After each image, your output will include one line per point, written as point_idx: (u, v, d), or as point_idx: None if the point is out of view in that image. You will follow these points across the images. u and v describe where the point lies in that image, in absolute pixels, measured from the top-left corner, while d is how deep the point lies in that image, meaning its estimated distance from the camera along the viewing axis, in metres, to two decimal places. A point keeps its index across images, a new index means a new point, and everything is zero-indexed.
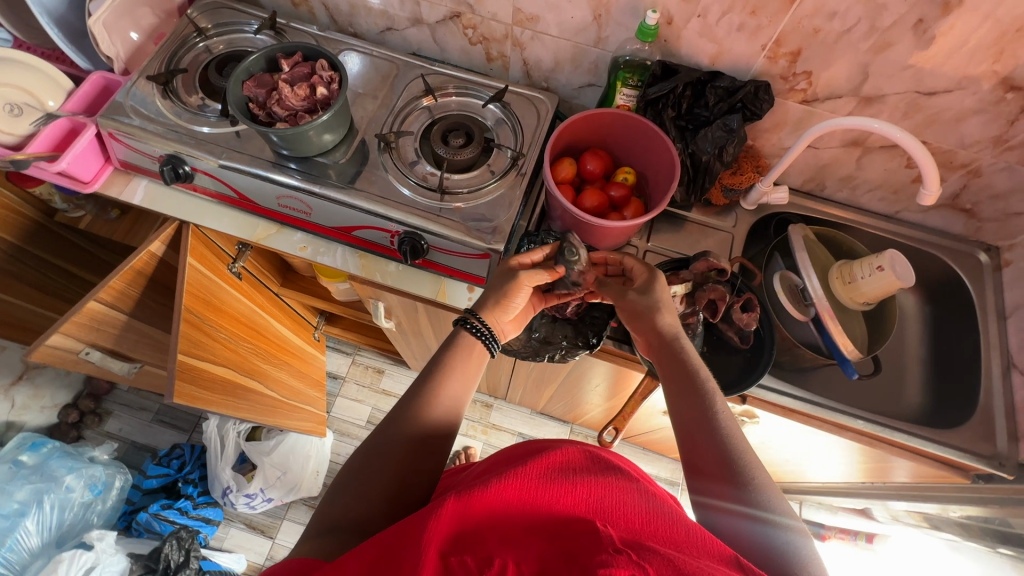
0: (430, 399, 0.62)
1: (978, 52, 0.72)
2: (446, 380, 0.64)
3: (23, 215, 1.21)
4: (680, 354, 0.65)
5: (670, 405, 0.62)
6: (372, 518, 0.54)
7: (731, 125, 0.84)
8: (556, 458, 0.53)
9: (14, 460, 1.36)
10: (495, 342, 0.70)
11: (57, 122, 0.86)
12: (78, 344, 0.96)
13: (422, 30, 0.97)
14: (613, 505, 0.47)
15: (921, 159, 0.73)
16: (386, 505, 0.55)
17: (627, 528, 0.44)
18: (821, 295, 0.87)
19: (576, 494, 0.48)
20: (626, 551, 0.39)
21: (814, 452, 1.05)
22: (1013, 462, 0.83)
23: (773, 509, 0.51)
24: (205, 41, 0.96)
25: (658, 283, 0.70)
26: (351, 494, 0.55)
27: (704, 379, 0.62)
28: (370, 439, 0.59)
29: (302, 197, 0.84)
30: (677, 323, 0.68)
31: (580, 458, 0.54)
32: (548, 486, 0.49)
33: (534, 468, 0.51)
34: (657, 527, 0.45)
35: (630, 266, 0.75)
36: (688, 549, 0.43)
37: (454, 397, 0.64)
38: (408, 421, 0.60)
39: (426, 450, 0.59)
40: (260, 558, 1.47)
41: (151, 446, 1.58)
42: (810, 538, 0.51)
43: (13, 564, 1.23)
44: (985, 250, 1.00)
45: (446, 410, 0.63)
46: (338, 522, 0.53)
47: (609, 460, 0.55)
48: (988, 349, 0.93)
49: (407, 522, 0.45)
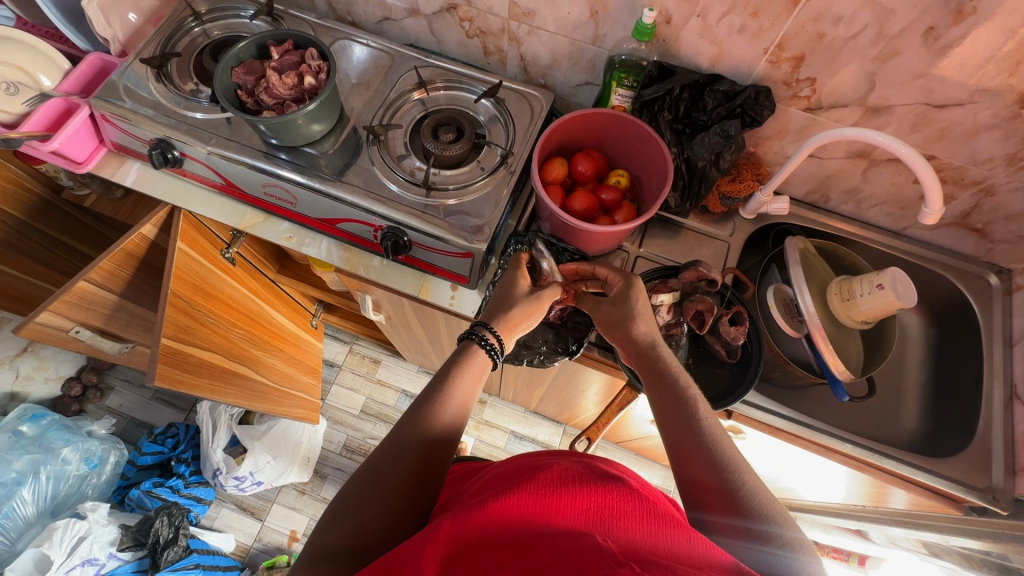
0: (434, 408, 0.60)
1: (995, 64, 0.68)
2: (454, 388, 0.62)
3: (30, 191, 1.22)
4: (659, 363, 0.63)
5: (656, 417, 0.60)
6: (370, 545, 0.51)
7: (728, 130, 0.81)
8: (554, 468, 0.50)
9: (14, 430, 1.38)
10: (500, 355, 0.67)
11: (50, 102, 0.87)
12: (68, 322, 0.97)
13: (420, 21, 0.96)
14: (614, 518, 0.44)
15: (924, 176, 0.70)
16: (385, 530, 0.52)
17: (628, 541, 0.42)
18: (814, 311, 0.84)
19: (575, 505, 0.45)
20: (630, 564, 0.38)
21: (805, 471, 1.02)
22: (1008, 497, 0.80)
23: (762, 516, 0.48)
24: (201, 25, 0.95)
25: (637, 290, 0.69)
26: (349, 523, 0.52)
27: (686, 386, 0.60)
28: (371, 459, 0.56)
29: (288, 186, 0.83)
30: (654, 330, 0.66)
31: (578, 468, 0.51)
32: (546, 497, 0.46)
33: (530, 479, 0.48)
34: (661, 540, 0.42)
35: (603, 276, 0.74)
36: (695, 562, 0.40)
37: (460, 403, 0.62)
38: (407, 435, 0.57)
39: (430, 465, 0.57)
40: (249, 538, 1.48)
41: (149, 423, 1.61)
42: (807, 538, 0.48)
43: (8, 531, 1.27)
44: (997, 272, 0.95)
45: (448, 424, 0.60)
46: (335, 550, 0.50)
47: (607, 469, 0.52)
48: (992, 377, 0.89)
49: (404, 548, 0.44)
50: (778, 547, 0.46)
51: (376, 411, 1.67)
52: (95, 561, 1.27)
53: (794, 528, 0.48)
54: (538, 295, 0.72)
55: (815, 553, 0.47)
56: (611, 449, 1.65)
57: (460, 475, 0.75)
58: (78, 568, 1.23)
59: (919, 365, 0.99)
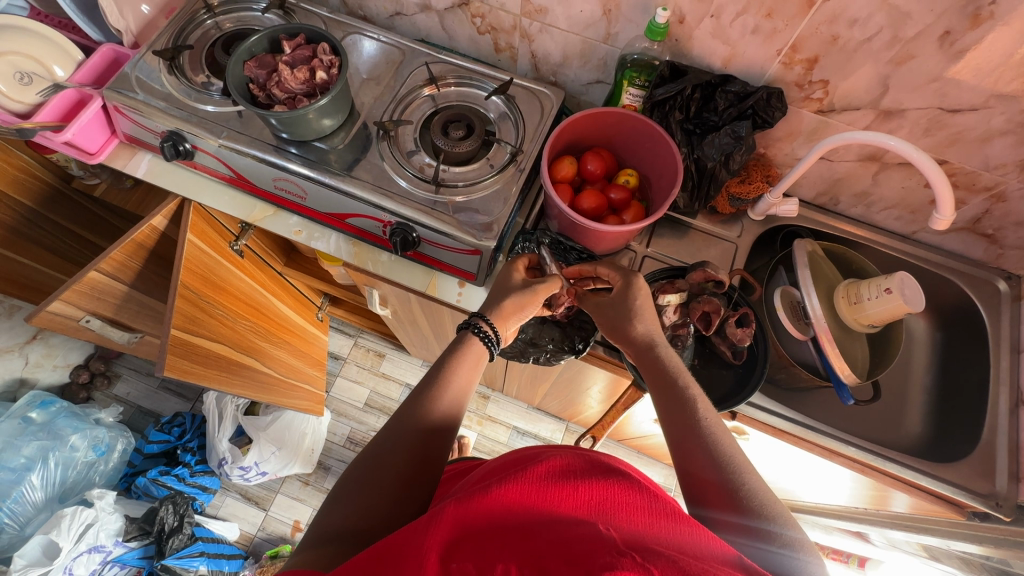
0: (432, 397, 0.61)
1: (1010, 68, 0.68)
2: (451, 379, 0.62)
3: (40, 179, 1.23)
4: (660, 363, 0.63)
5: (659, 415, 0.60)
6: (372, 528, 0.52)
7: (739, 132, 0.81)
8: (556, 461, 0.51)
9: (23, 417, 1.39)
10: (495, 345, 0.67)
11: (63, 93, 0.88)
12: (79, 312, 0.98)
13: (431, 16, 0.96)
14: (614, 509, 0.45)
15: (936, 181, 0.70)
16: (386, 514, 0.53)
17: (629, 530, 0.42)
18: (821, 314, 0.84)
19: (577, 497, 0.46)
20: (630, 553, 0.38)
21: (809, 474, 1.01)
22: (1011, 503, 0.79)
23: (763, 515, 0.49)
24: (213, 18, 0.96)
25: (636, 290, 0.68)
26: (351, 506, 0.52)
27: (687, 387, 0.60)
28: (372, 445, 0.57)
29: (299, 180, 0.84)
30: (653, 330, 0.67)
31: (579, 461, 0.51)
32: (548, 487, 0.47)
33: (533, 469, 0.49)
34: (662, 531, 0.43)
35: (605, 274, 0.73)
36: (695, 553, 0.40)
37: (457, 392, 0.62)
38: (408, 421, 0.58)
39: (429, 451, 0.57)
40: (253, 528, 1.50)
41: (155, 412, 1.63)
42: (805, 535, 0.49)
43: (17, 515, 1.27)
44: (1006, 278, 0.95)
45: (447, 410, 0.61)
46: (338, 533, 0.51)
47: (609, 463, 0.52)
48: (998, 383, 0.89)
49: (407, 531, 0.43)
50: (781, 546, 0.47)
51: (380, 404, 1.67)
52: (102, 548, 1.28)
53: (796, 528, 0.49)
54: (532, 287, 0.71)
55: (817, 553, 0.48)
56: (613, 447, 1.65)
57: (456, 471, 0.76)
58: (84, 555, 1.25)
59: (924, 369, 0.99)
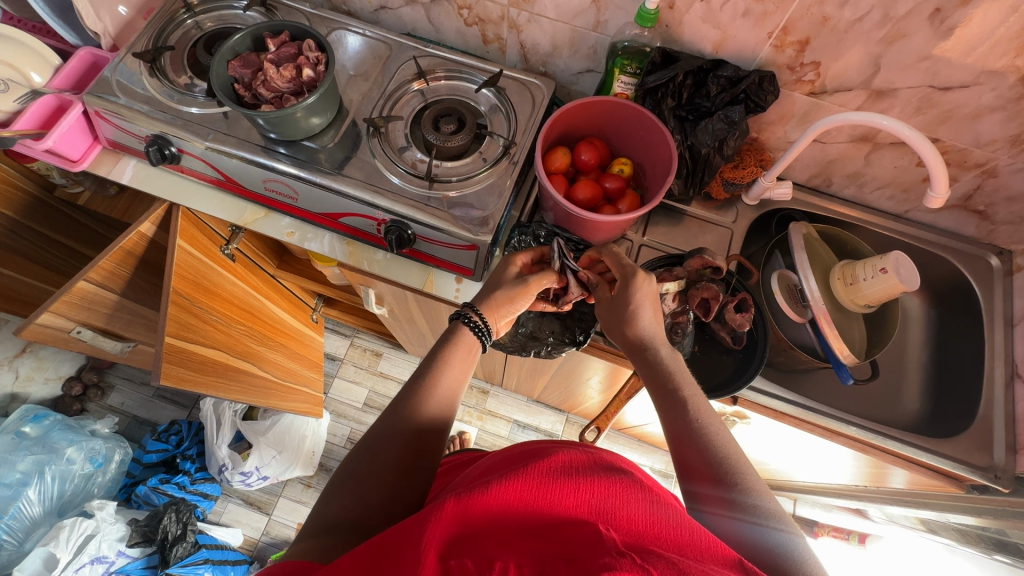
0: (425, 393, 0.59)
1: (998, 45, 0.68)
2: (441, 374, 0.61)
3: (22, 190, 1.19)
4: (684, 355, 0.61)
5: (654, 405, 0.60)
6: (369, 517, 0.52)
7: (732, 116, 0.81)
8: (557, 457, 0.49)
9: (16, 432, 1.35)
10: (488, 336, 0.67)
11: (42, 100, 0.85)
12: (68, 323, 0.96)
13: (417, 9, 0.94)
14: (614, 505, 0.44)
15: (931, 160, 0.70)
16: (383, 511, 0.52)
17: (629, 531, 0.42)
18: (819, 297, 0.84)
19: (579, 495, 0.45)
20: (630, 553, 0.38)
21: (812, 456, 1.02)
22: (1010, 475, 0.81)
23: (750, 495, 0.49)
24: (193, 17, 0.94)
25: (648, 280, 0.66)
26: (348, 495, 0.52)
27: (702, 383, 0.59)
28: (367, 435, 0.57)
29: (289, 181, 0.82)
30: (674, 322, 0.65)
31: (582, 458, 0.50)
32: (549, 484, 0.45)
33: (534, 466, 0.48)
34: (664, 533, 0.42)
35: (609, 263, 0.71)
36: (694, 554, 0.41)
37: (449, 388, 0.61)
38: (403, 416, 0.57)
39: (423, 445, 0.57)
40: (256, 532, 1.50)
41: (151, 421, 1.61)
42: (793, 525, 0.48)
43: (15, 531, 1.24)
44: (997, 254, 0.96)
45: (441, 403, 0.60)
46: (334, 524, 0.51)
47: (611, 461, 0.51)
48: (993, 358, 0.91)
49: (406, 525, 0.43)
50: (760, 518, 0.48)
51: (379, 403, 1.67)
52: (104, 558, 1.25)
53: (773, 500, 0.49)
54: (528, 280, 0.70)
55: (796, 526, 0.49)
56: (613, 437, 1.66)
57: (456, 465, 0.75)
58: (87, 566, 1.22)
59: (920, 346, 1.01)
